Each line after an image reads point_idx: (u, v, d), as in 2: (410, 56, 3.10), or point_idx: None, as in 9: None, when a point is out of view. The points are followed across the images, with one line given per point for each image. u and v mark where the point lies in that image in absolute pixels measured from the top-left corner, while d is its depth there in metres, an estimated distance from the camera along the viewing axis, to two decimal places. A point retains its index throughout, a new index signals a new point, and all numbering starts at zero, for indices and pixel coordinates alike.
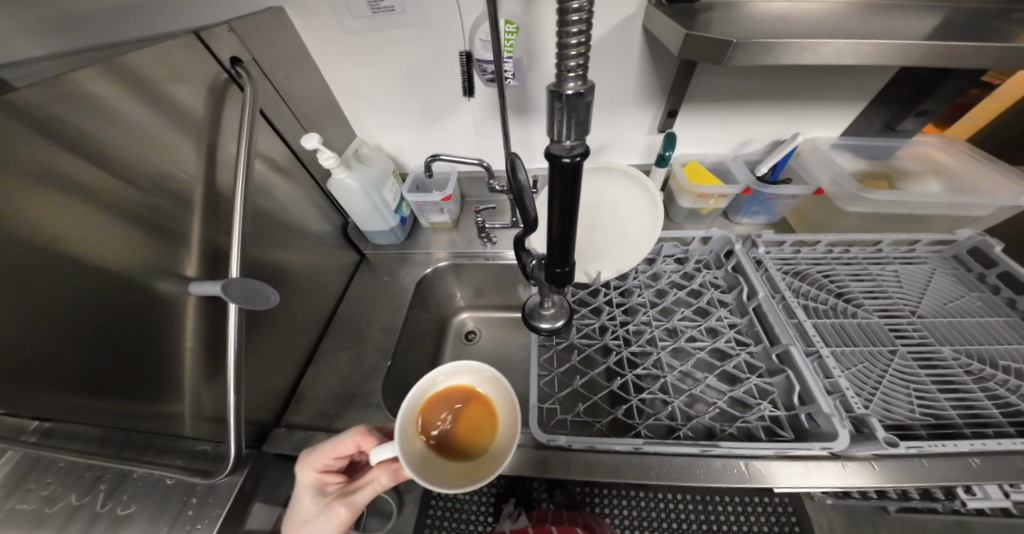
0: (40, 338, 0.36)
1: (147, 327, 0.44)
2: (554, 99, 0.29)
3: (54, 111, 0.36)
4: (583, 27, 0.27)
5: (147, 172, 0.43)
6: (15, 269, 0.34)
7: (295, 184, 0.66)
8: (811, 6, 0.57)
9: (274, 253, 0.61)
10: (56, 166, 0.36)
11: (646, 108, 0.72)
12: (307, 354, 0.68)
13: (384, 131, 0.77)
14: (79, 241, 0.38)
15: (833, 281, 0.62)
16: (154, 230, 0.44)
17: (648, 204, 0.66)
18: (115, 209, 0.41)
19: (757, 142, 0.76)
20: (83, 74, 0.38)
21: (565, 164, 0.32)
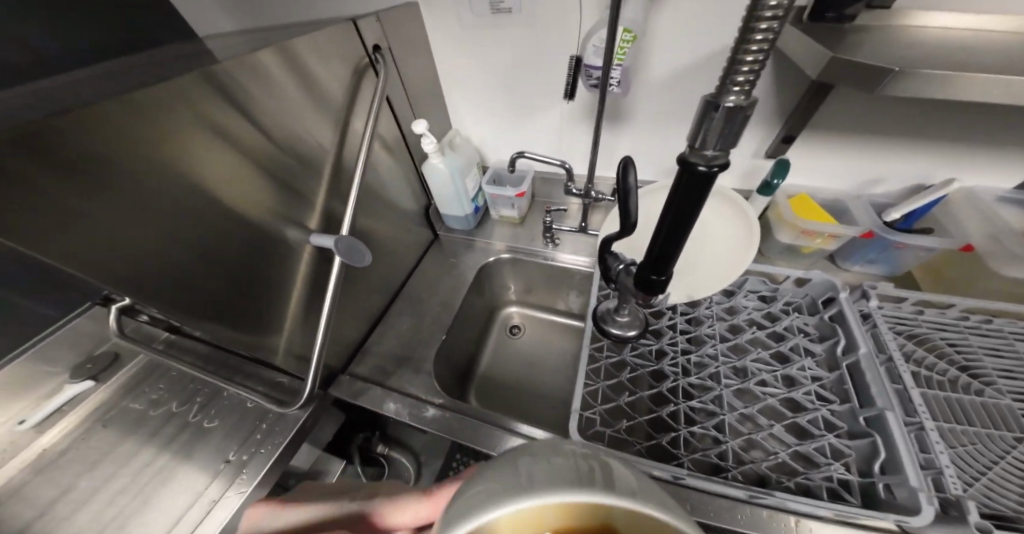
0: (203, 266, 0.45)
1: (263, 263, 0.52)
2: (709, 106, 0.27)
3: (239, 83, 0.44)
4: (771, 31, 0.23)
5: (286, 137, 0.52)
6: (200, 210, 0.43)
7: (397, 161, 0.72)
8: (996, 37, 0.48)
9: (370, 219, 0.68)
10: (232, 127, 0.45)
11: (755, 131, 0.66)
12: (376, 316, 0.73)
13: (476, 123, 0.81)
14: (229, 193, 0.46)
15: (960, 353, 0.50)
16: (281, 186, 0.53)
17: (743, 234, 0.62)
18: (258, 164, 0.49)
19: (892, 182, 0.65)
20: (263, 54, 0.46)
21: (699, 172, 0.30)
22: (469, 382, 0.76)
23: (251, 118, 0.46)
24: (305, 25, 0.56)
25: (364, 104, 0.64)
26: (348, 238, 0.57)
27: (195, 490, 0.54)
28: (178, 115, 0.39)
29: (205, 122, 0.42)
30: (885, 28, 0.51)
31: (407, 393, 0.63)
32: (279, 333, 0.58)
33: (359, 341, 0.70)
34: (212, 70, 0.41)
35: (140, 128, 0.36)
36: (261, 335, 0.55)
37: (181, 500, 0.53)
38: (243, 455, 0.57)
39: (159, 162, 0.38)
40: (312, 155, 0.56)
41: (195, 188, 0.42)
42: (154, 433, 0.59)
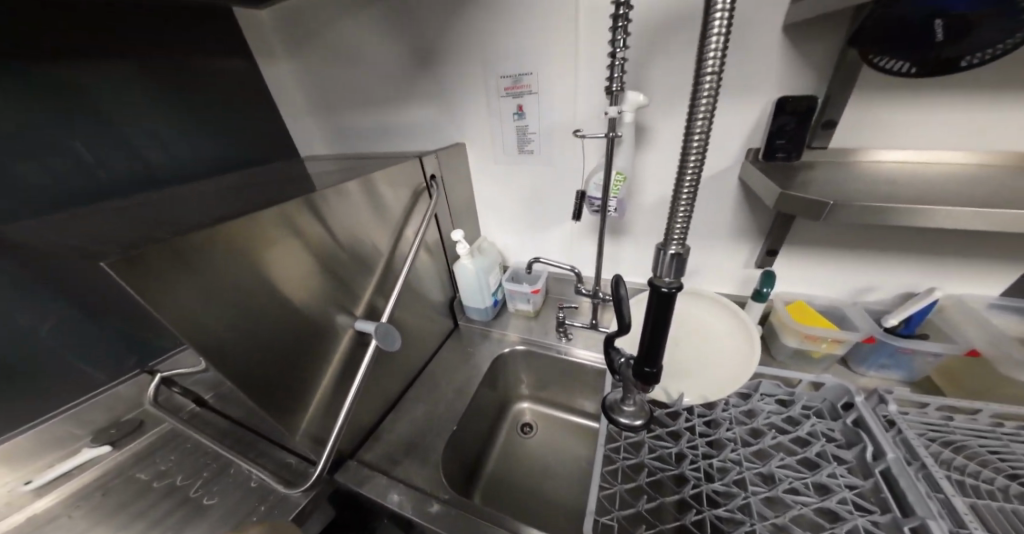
0: (269, 338, 0.54)
1: (306, 342, 0.59)
2: (660, 252, 0.41)
3: (329, 203, 0.61)
4: (689, 197, 0.38)
5: (351, 240, 0.66)
6: (281, 294, 0.55)
7: (435, 260, 0.86)
8: (927, 171, 0.60)
9: (403, 304, 0.78)
10: (314, 231, 0.59)
11: (741, 245, 0.77)
12: (392, 401, 0.75)
13: (501, 231, 0.96)
14: (303, 285, 0.58)
15: (1006, 462, 0.47)
16: (337, 274, 0.64)
17: (746, 343, 0.68)
18: (324, 259, 0.61)
19: (882, 291, 0.70)
20: (352, 184, 0.64)
21: (664, 291, 0.42)
22: (475, 482, 0.72)
23: (326, 224, 0.61)
24: (383, 162, 0.77)
25: (415, 216, 0.80)
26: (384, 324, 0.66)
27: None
28: (279, 222, 0.53)
29: (299, 230, 0.56)
30: (834, 162, 0.64)
31: (411, 485, 0.61)
32: (305, 405, 0.61)
33: (373, 423, 0.71)
34: (313, 196, 0.58)
35: (256, 231, 0.51)
36: (290, 408, 0.58)
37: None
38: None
39: (259, 257, 0.51)
40: (367, 250, 0.69)
41: (282, 275, 0.55)
42: (148, 508, 0.58)
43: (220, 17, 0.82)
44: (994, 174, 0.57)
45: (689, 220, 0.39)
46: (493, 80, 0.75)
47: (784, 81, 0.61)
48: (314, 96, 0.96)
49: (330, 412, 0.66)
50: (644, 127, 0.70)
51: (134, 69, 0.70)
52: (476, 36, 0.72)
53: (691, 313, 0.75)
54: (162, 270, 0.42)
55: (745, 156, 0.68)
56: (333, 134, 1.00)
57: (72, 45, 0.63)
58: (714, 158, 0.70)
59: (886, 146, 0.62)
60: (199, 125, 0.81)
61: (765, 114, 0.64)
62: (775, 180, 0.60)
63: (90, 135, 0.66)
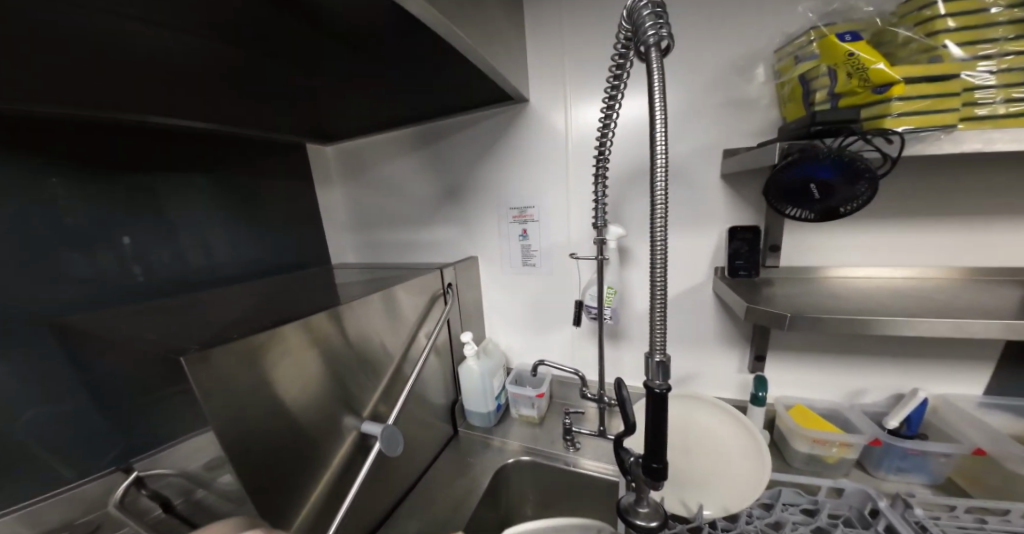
0: (283, 435, 0.56)
1: (310, 437, 0.60)
2: (648, 360, 0.49)
3: (356, 308, 0.69)
4: (662, 314, 0.49)
5: (368, 338, 0.72)
6: (304, 393, 0.60)
7: (442, 360, 0.90)
8: (865, 285, 0.72)
9: (407, 403, 0.78)
10: (339, 327, 0.66)
11: (731, 350, 0.82)
12: (382, 516, 0.69)
13: (505, 336, 1.02)
14: (320, 386, 0.62)
15: None
16: (355, 366, 0.69)
17: (753, 446, 0.67)
18: (342, 358, 0.66)
19: (872, 393, 0.73)
20: (376, 297, 0.74)
21: (657, 393, 0.48)
22: None
23: (349, 319, 0.68)
24: (407, 272, 0.90)
25: (429, 319, 0.88)
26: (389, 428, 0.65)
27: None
28: (311, 321, 0.61)
29: (330, 336, 0.64)
30: (787, 276, 0.77)
31: None
32: (295, 507, 0.57)
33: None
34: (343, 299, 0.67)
35: (299, 336, 0.59)
36: (278, 509, 0.55)
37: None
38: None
39: (297, 360, 0.59)
40: (383, 344, 0.75)
41: (304, 377, 0.60)
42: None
43: (297, 164, 1.07)
44: (922, 287, 0.68)
45: (665, 335, 0.49)
46: (503, 210, 0.95)
47: (731, 214, 0.78)
48: (356, 220, 1.17)
49: (318, 524, 0.60)
50: (627, 249, 0.85)
51: (223, 196, 0.90)
52: (492, 182, 0.94)
53: (697, 421, 0.74)
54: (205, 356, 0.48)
55: (714, 272, 0.81)
56: (366, 248, 1.18)
57: (187, 180, 0.83)
58: (690, 273, 0.83)
59: (826, 263, 0.76)
60: (257, 239, 0.98)
61: (723, 238, 0.79)
62: (742, 294, 0.71)
63: (165, 240, 0.79)
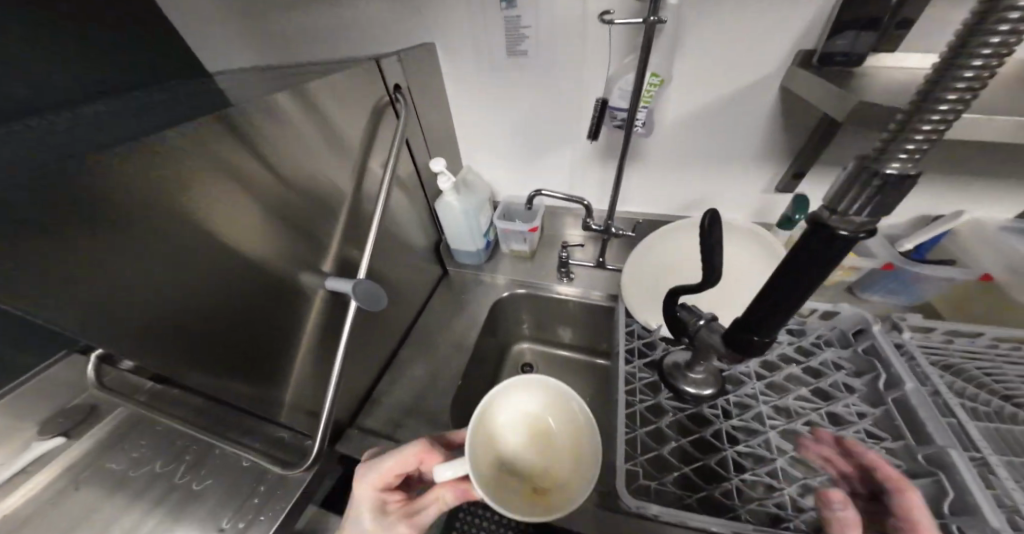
0: (223, 310, 0.43)
1: (275, 312, 0.49)
2: (859, 174, 0.25)
3: (258, 129, 0.43)
4: (984, 70, 0.20)
5: (297, 175, 0.49)
6: (230, 258, 0.43)
7: (409, 197, 0.72)
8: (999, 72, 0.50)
9: (380, 257, 0.67)
10: (258, 178, 0.44)
11: (763, 169, 0.68)
12: (385, 361, 0.72)
13: (485, 162, 0.83)
14: (249, 240, 0.45)
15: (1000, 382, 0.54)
16: (297, 227, 0.51)
17: (771, 269, 0.62)
18: (269, 206, 0.46)
19: (900, 215, 0.67)
20: (280, 97, 0.45)
21: (840, 237, 0.27)
22: None
23: (270, 162, 0.45)
24: (321, 67, 0.57)
25: (382, 150, 0.64)
26: (364, 282, 0.55)
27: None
28: (209, 180, 0.39)
29: (223, 166, 0.40)
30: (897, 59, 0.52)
31: None
32: (287, 383, 0.54)
33: (367, 388, 0.68)
34: (242, 129, 0.41)
35: (159, 170, 0.35)
36: (267, 387, 0.51)
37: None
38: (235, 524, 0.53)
39: (180, 206, 0.37)
40: (326, 194, 0.55)
41: (204, 233, 0.40)
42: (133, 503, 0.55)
43: None
44: None
45: (942, 131, 0.22)
46: None
47: None
48: None
49: (316, 389, 0.60)
50: (684, 14, 0.55)
51: None
52: None
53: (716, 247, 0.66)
54: (49, 271, 0.31)
55: (793, 59, 0.54)
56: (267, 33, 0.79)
57: None
58: (753, 63, 0.57)
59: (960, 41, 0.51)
60: None
61: (832, 2, 0.49)
62: (835, 83, 0.48)
63: None
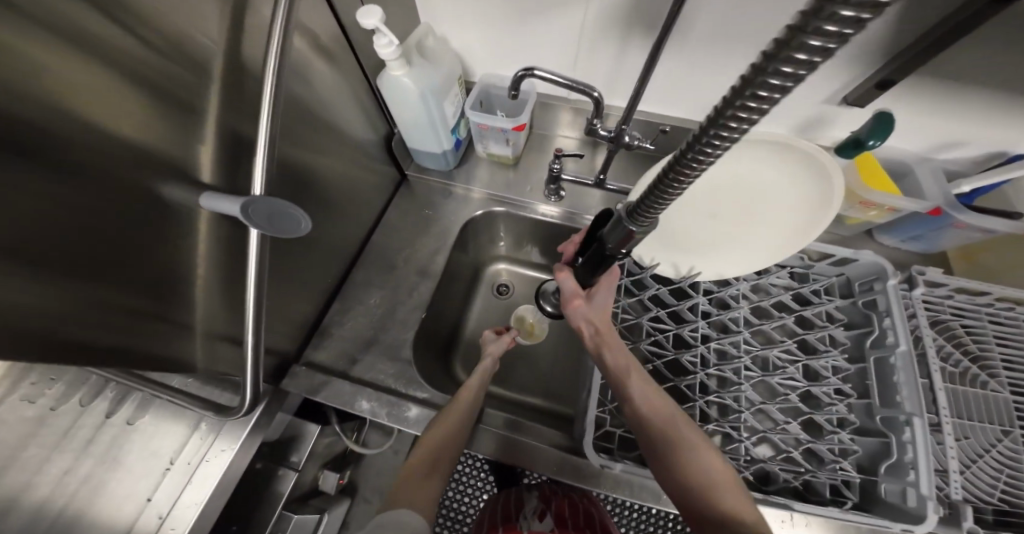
0: (111, 246, 0.29)
1: (177, 244, 0.35)
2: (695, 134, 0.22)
3: None
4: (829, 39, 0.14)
5: (163, 30, 0.29)
6: (95, 171, 0.27)
7: (333, 71, 0.50)
8: None
9: (302, 165, 0.49)
10: (116, 46, 0.26)
11: (830, 70, 0.50)
12: (334, 285, 0.63)
13: (456, 21, 0.62)
14: (124, 130, 0.28)
15: (972, 340, 0.54)
16: (187, 119, 0.33)
17: (807, 220, 0.47)
18: (137, 83, 0.28)
19: (967, 148, 0.54)
20: None
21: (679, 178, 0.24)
22: (454, 348, 0.76)
23: (120, 17, 0.26)
24: None
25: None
26: (271, 198, 0.36)
27: (141, 499, 0.48)
28: (29, 42, 0.22)
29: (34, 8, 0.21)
30: None
31: (378, 385, 0.56)
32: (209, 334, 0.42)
33: (314, 317, 0.60)
34: None
35: None
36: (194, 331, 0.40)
37: (127, 510, 0.47)
38: (190, 460, 0.50)
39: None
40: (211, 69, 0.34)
41: (45, 125, 0.24)
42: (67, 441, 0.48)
43: None
44: None
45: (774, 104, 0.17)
46: None
47: None
48: None
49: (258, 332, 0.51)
50: None
51: None
52: None
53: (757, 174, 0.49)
54: None
55: None
56: None
57: None
58: None
59: None
60: None
61: None
62: None
63: None
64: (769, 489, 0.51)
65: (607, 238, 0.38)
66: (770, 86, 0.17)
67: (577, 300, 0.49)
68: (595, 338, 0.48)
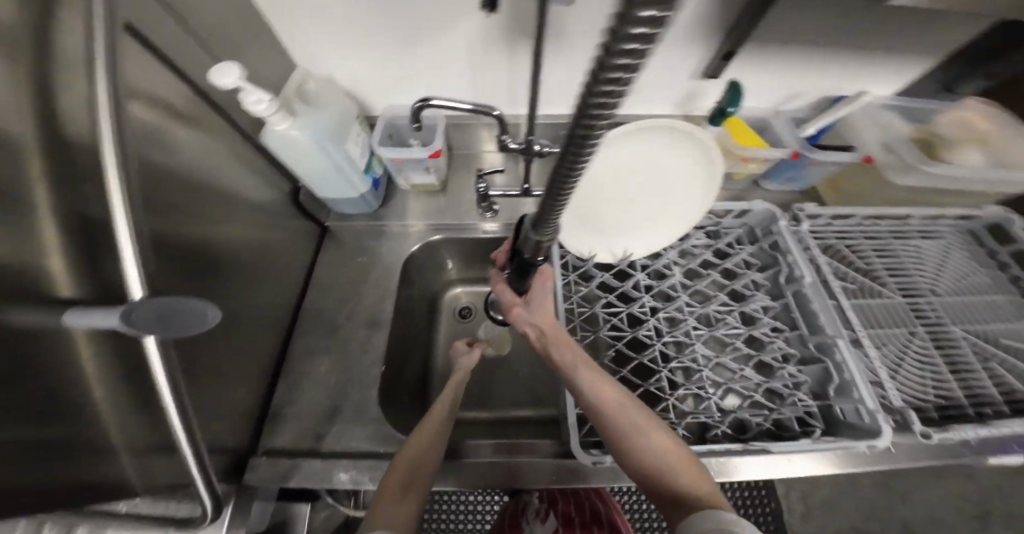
0: None
1: (70, 365, 0.30)
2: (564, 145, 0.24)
3: None
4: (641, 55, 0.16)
5: None
6: None
7: (210, 139, 0.47)
8: None
9: (199, 236, 0.45)
10: None
11: (693, 50, 0.59)
12: (276, 358, 0.58)
13: (346, 60, 0.62)
14: None
15: (859, 257, 0.64)
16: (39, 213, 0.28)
17: (704, 181, 0.54)
18: None
19: (804, 98, 0.66)
20: None
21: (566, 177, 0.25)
22: (428, 385, 0.73)
23: None
24: None
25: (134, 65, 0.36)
26: (160, 298, 0.29)
27: None
28: None
29: None
30: None
31: (354, 452, 0.52)
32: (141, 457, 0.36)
33: (262, 399, 0.54)
34: None
35: None
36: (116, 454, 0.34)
37: None
38: None
39: None
40: (72, 152, 0.30)
41: None
42: None
43: None
44: None
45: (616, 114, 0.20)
46: None
47: None
48: None
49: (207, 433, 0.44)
50: None
51: None
52: None
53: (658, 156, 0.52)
54: None
55: None
56: None
57: None
58: None
59: None
60: None
61: None
62: None
63: None
64: (747, 434, 0.55)
65: (523, 250, 0.41)
66: (609, 96, 0.18)
67: (517, 309, 0.52)
68: (542, 341, 0.50)
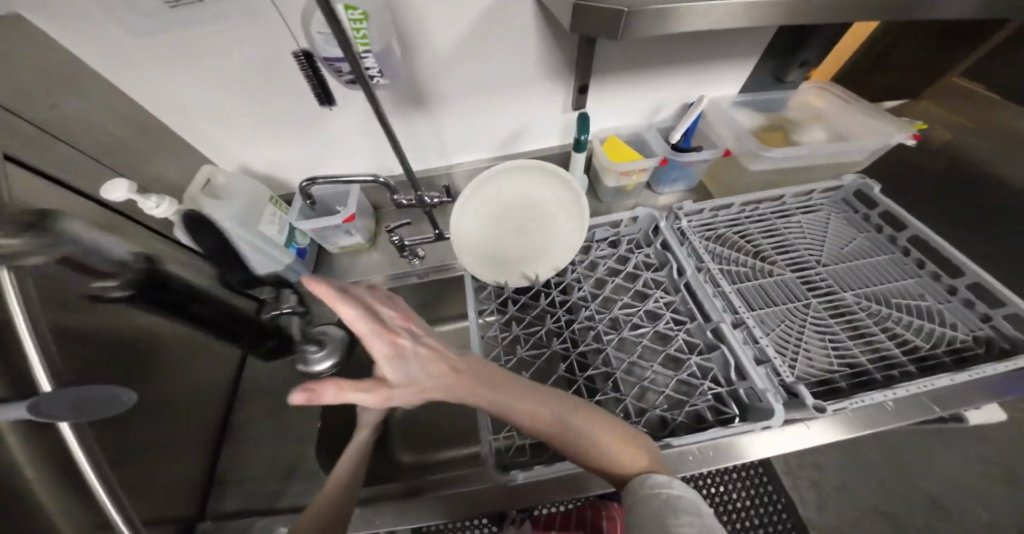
0: None
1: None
2: None
3: None
4: None
5: None
6: None
7: (129, 240, 0.56)
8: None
9: (119, 325, 0.50)
10: None
11: (552, 88, 0.70)
12: (219, 429, 0.61)
13: (265, 147, 0.72)
14: None
15: (748, 241, 0.70)
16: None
17: (573, 210, 0.62)
18: None
19: (668, 108, 0.77)
20: None
21: None
22: (388, 430, 0.76)
23: None
24: None
25: (46, 192, 0.46)
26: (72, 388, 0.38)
27: None
28: None
29: None
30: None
31: (300, 508, 0.54)
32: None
33: (207, 470, 0.57)
34: None
35: None
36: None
37: None
38: None
39: None
40: None
41: None
42: None
43: None
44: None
45: None
46: None
47: None
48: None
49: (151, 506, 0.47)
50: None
51: None
52: None
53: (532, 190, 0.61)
54: None
55: None
56: None
57: None
58: None
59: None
60: None
61: None
62: None
63: None
64: (665, 433, 0.54)
65: None
66: None
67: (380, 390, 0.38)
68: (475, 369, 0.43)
